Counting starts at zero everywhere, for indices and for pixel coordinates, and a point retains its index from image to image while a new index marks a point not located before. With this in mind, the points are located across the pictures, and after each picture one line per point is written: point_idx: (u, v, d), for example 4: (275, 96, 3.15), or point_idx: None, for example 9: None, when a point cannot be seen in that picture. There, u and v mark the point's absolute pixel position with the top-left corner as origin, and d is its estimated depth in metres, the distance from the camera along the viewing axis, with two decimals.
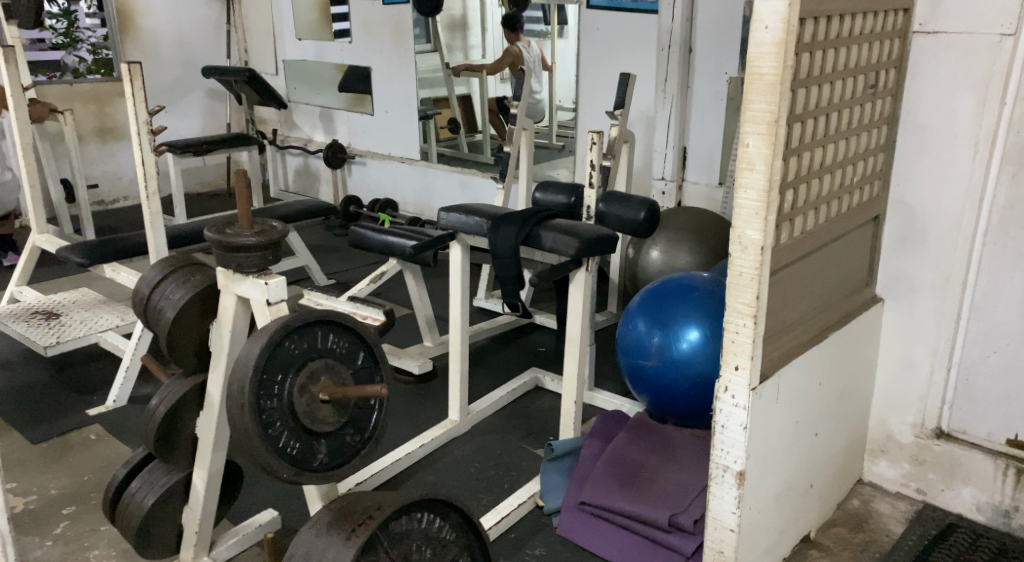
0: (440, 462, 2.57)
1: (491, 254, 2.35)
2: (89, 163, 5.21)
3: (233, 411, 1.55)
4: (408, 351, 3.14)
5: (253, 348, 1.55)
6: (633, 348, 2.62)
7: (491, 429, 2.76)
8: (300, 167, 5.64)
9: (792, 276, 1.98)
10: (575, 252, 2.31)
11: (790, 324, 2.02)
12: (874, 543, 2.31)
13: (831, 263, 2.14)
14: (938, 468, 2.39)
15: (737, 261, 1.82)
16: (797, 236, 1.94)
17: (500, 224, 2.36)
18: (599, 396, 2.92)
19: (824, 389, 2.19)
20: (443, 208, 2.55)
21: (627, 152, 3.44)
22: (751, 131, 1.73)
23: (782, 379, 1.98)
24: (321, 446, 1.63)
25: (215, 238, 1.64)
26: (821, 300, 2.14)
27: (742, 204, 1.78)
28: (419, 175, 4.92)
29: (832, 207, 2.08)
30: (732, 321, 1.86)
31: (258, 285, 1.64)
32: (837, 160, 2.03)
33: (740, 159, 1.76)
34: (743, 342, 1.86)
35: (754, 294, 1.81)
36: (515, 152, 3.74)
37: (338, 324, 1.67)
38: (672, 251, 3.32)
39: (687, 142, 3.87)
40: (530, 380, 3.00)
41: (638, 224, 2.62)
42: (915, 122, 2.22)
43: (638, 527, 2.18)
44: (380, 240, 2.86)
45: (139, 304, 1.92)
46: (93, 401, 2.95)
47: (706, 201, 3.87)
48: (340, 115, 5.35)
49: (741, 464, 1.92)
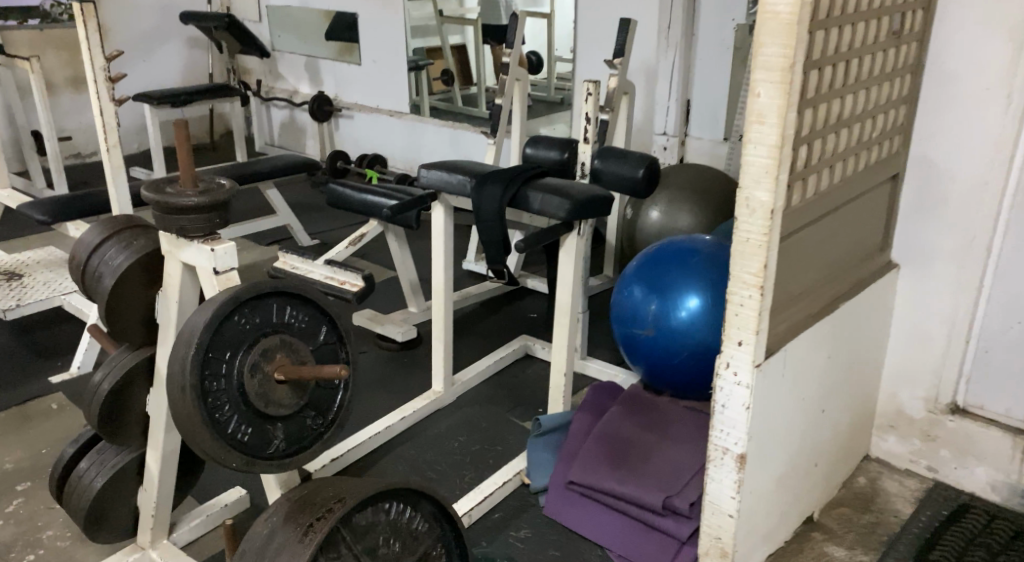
0: (420, 436, 2.42)
1: (474, 215, 2.16)
2: (62, 114, 4.98)
3: (173, 394, 1.37)
4: (391, 316, 2.98)
5: (197, 320, 1.38)
6: (628, 314, 2.62)
7: (477, 401, 2.62)
8: (285, 120, 5.42)
9: (804, 242, 1.81)
10: (566, 215, 2.11)
11: (798, 294, 1.85)
12: (882, 524, 2.17)
13: (844, 226, 1.97)
14: (950, 445, 2.25)
15: (744, 225, 1.62)
16: (809, 197, 1.77)
17: (485, 182, 2.16)
18: (592, 365, 2.81)
19: (833, 362, 2.04)
20: (424, 164, 2.37)
21: (626, 105, 3.24)
22: (763, 79, 1.52)
23: (788, 354, 1.82)
24: (277, 430, 1.45)
25: (152, 198, 1.44)
26: (832, 268, 1.98)
27: (750, 162, 1.58)
28: (408, 129, 4.73)
29: (848, 165, 1.90)
30: (737, 293, 1.67)
31: (203, 251, 1.44)
32: (855, 112, 1.85)
33: (748, 111, 1.55)
34: (748, 315, 1.67)
35: (761, 263, 1.62)
36: (506, 105, 3.55)
37: (296, 296, 1.48)
38: (673, 211, 3.19)
39: (690, 95, 3.67)
40: (519, 348, 2.86)
41: (635, 182, 2.43)
42: (941, 72, 2.03)
43: (630, 509, 2.02)
44: (362, 201, 2.74)
45: (76, 270, 1.69)
46: (56, 367, 2.79)
47: (710, 157, 3.69)
48: (327, 65, 5.12)
49: (742, 447, 1.76)
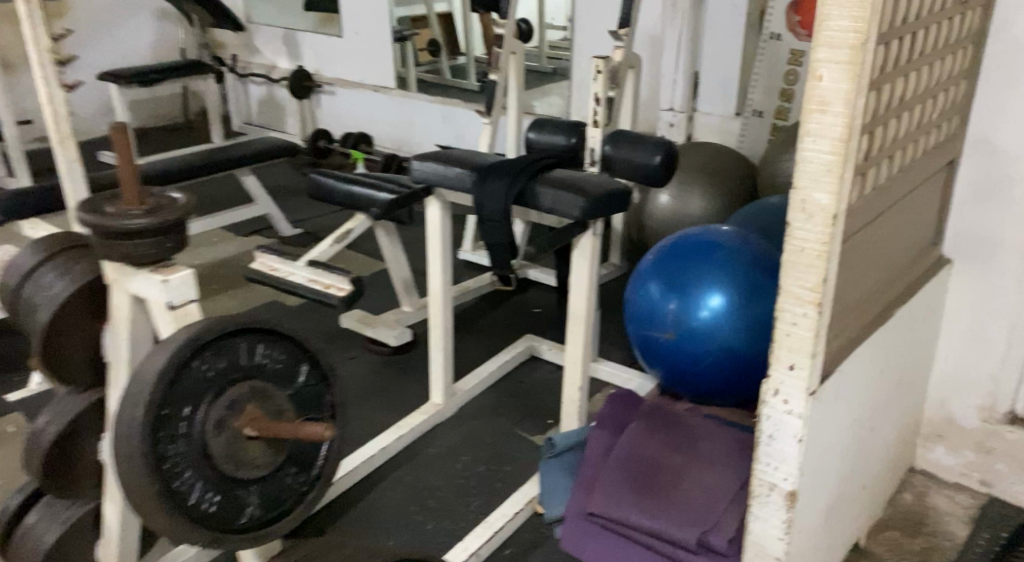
0: (419, 456, 2.18)
1: (476, 214, 1.91)
2: (23, 94, 4.63)
3: (121, 461, 1.21)
4: (383, 317, 2.73)
5: (154, 363, 1.22)
6: (645, 315, 2.38)
7: (481, 412, 2.38)
8: (263, 97, 5.11)
9: (861, 245, 1.57)
10: (580, 213, 1.86)
11: (852, 304, 1.61)
12: (935, 550, 1.95)
13: (900, 222, 1.72)
14: (1007, 458, 2.03)
15: (798, 231, 1.37)
16: (869, 192, 1.52)
17: (487, 176, 1.91)
18: (604, 368, 2.58)
19: (884, 375, 1.80)
20: (416, 154, 2.11)
21: (633, 79, 2.97)
22: (825, 58, 1.27)
23: (842, 373, 1.58)
24: (251, 494, 1.33)
25: (90, 222, 1.21)
26: (887, 269, 1.74)
27: (809, 158, 1.32)
28: (396, 106, 4.44)
29: (907, 153, 1.65)
30: (787, 309, 1.43)
31: (154, 284, 1.24)
32: (918, 93, 1.59)
33: (808, 97, 1.29)
34: (802, 336, 1.43)
35: (819, 276, 1.37)
36: (502, 80, 3.26)
37: (269, 335, 1.35)
38: (684, 195, 2.94)
39: (699, 67, 3.39)
40: (523, 350, 2.62)
41: (652, 169, 2.17)
42: (1008, 42, 1.78)
43: (658, 546, 1.79)
44: (347, 193, 2.49)
45: (8, 299, 1.48)
46: (13, 383, 2.51)
47: (721, 134, 3.42)
48: (306, 37, 4.80)
49: (793, 484, 1.52)
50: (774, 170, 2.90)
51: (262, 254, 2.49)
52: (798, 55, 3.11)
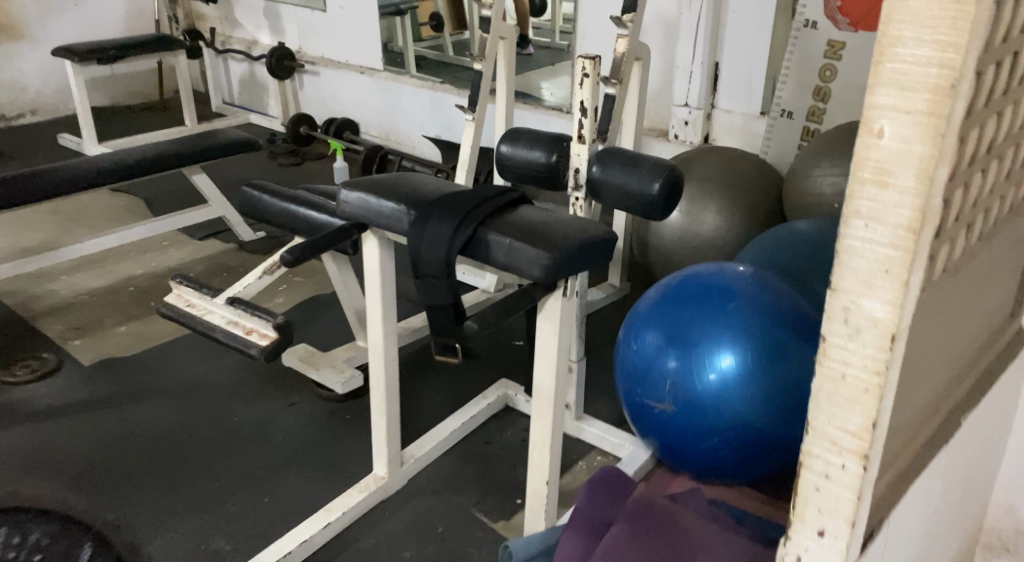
0: (349, 550, 1.77)
1: (412, 265, 1.47)
2: None
3: None
4: (332, 355, 2.31)
5: None
6: (637, 372, 1.94)
7: (434, 485, 1.96)
8: (244, 75, 4.68)
9: (925, 345, 1.11)
10: (543, 273, 1.43)
11: (908, 424, 1.16)
12: None
13: (975, 302, 1.25)
14: None
15: (836, 351, 0.93)
16: (939, 278, 1.06)
17: (428, 217, 1.47)
18: (589, 427, 2.15)
19: (942, 498, 1.34)
20: (346, 181, 1.68)
21: (639, 74, 2.50)
22: (889, 105, 0.84)
23: (889, 523, 1.13)
24: None
25: None
26: (954, 364, 1.27)
27: (856, 252, 0.89)
28: (382, 89, 3.99)
29: (991, 214, 1.18)
30: (817, 455, 0.99)
31: None
32: (1012, 132, 1.12)
33: (859, 162, 0.87)
34: (838, 495, 0.98)
35: (867, 419, 0.93)
36: (488, 69, 2.80)
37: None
38: (696, 212, 2.48)
39: (720, 57, 2.91)
40: (495, 402, 2.19)
41: (650, 200, 1.71)
42: None
43: None
44: (281, 210, 2.05)
45: None
46: None
47: (743, 135, 2.95)
48: (287, 10, 4.35)
49: None
50: (804, 186, 2.42)
51: (178, 283, 2.05)
52: (836, 47, 2.61)
